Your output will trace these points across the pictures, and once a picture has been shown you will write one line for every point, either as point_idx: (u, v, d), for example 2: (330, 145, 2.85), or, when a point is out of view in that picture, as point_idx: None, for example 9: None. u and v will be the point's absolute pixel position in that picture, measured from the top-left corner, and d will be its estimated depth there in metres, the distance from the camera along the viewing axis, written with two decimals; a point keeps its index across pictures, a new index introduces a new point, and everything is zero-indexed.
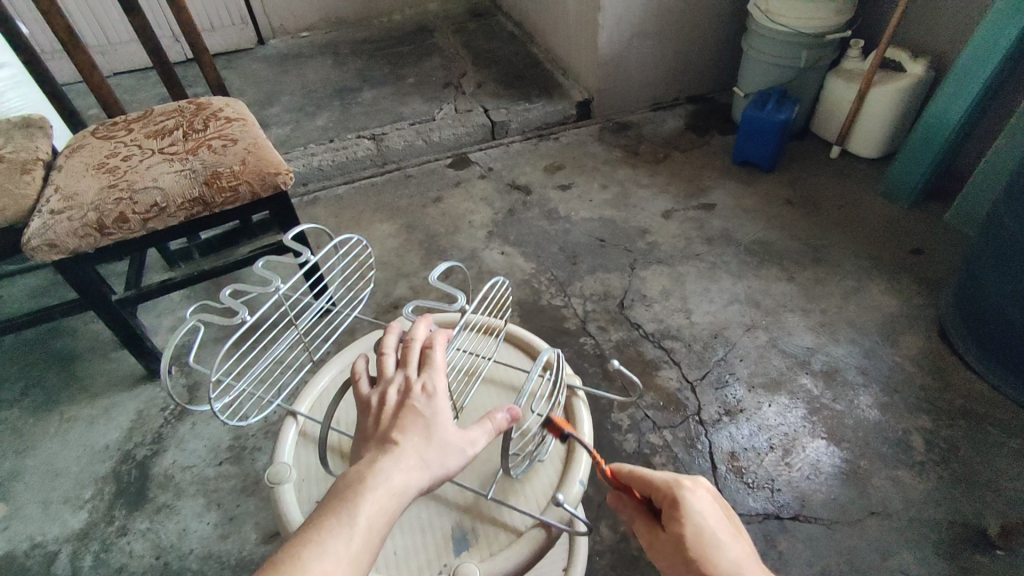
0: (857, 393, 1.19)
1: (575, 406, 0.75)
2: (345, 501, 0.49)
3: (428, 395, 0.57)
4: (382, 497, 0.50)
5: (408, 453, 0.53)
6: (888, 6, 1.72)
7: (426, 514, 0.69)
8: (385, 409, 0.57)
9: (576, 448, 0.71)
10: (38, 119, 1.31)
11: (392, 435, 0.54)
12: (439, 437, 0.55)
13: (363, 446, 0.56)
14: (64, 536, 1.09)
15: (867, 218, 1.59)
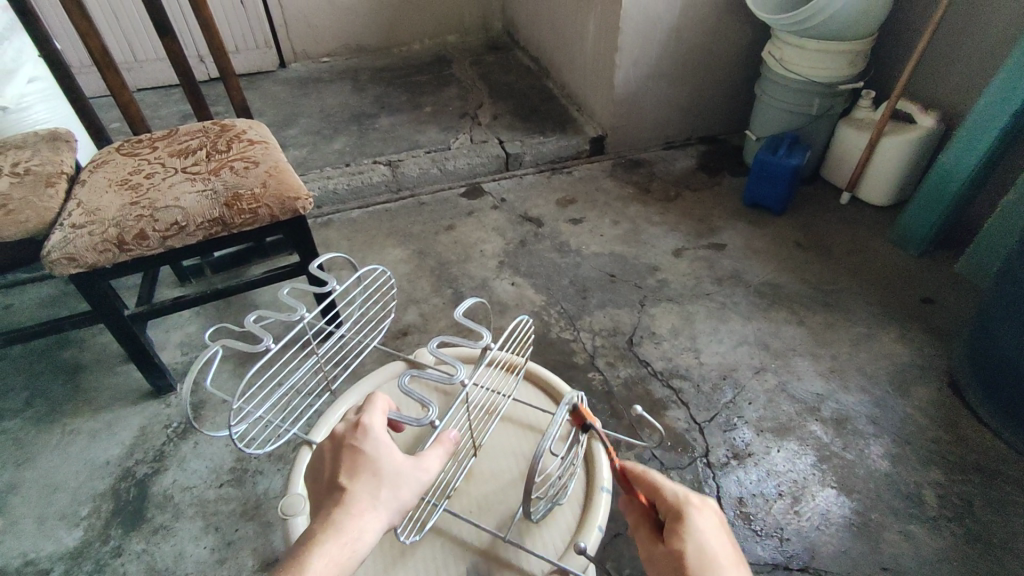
0: (868, 442, 1.18)
1: (594, 448, 0.75)
2: (293, 559, 0.46)
3: (368, 434, 0.55)
4: (334, 547, 0.47)
5: (355, 496, 0.50)
6: (899, 59, 1.76)
7: (441, 555, 0.68)
8: (327, 458, 0.55)
9: (596, 493, 0.71)
10: (64, 133, 1.34)
11: (336, 480, 0.52)
12: (388, 475, 0.52)
13: (314, 501, 0.53)
14: (58, 553, 1.07)
15: (877, 265, 1.60)
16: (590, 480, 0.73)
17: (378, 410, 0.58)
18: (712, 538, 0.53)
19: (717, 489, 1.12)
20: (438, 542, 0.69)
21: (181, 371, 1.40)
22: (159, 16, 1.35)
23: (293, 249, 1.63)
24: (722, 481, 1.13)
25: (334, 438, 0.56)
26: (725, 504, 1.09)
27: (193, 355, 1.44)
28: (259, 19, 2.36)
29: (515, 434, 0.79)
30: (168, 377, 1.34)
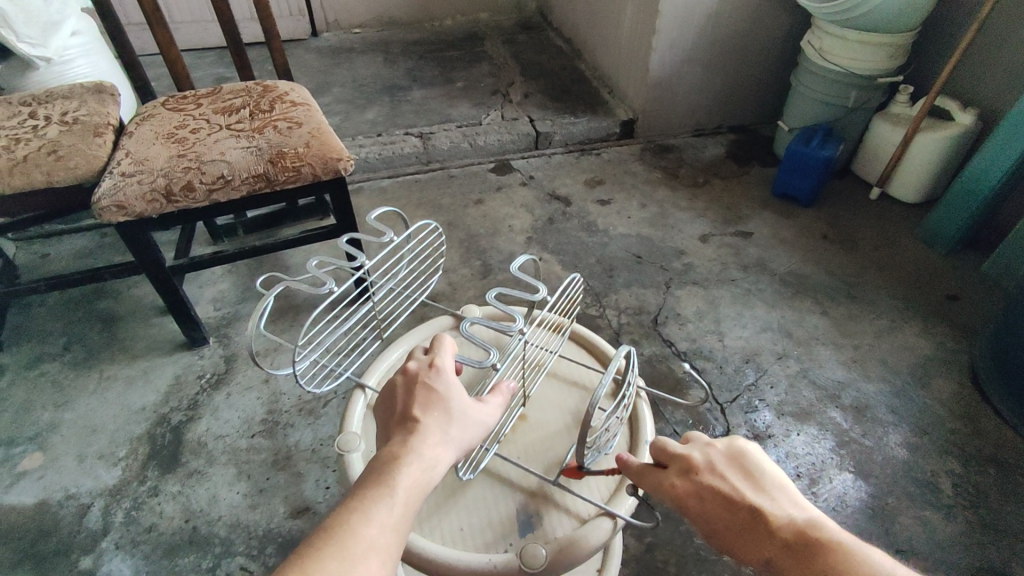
0: (887, 430, 1.20)
1: (639, 406, 0.80)
2: (380, 478, 0.51)
3: (440, 375, 0.60)
4: (414, 471, 0.52)
5: (430, 429, 0.55)
6: (940, 55, 1.75)
7: (491, 495, 0.73)
8: (399, 391, 0.60)
9: (641, 446, 0.76)
10: (109, 86, 1.36)
11: (412, 413, 0.57)
12: (458, 414, 0.58)
13: (386, 430, 0.58)
14: (97, 490, 1.11)
15: (904, 260, 1.60)
16: (634, 437, 0.78)
17: (447, 354, 0.63)
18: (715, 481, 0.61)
19: None
20: (487, 483, 0.74)
21: (214, 326, 1.43)
22: None
23: (325, 213, 1.65)
24: None
25: (406, 374, 0.61)
26: None
27: (226, 311, 1.47)
28: None
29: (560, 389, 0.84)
30: (202, 331, 1.37)
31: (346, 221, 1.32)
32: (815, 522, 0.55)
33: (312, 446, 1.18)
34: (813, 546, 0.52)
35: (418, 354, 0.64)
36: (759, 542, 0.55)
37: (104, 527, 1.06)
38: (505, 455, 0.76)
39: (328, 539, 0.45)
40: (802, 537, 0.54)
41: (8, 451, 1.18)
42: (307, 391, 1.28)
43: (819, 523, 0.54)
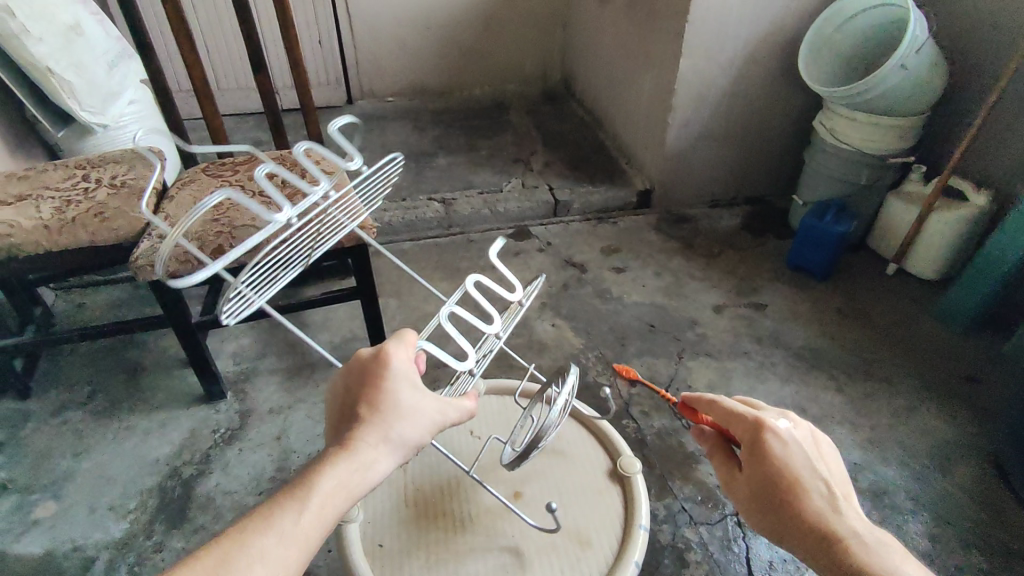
0: (906, 519, 1.16)
1: (634, 485, 0.98)
2: (309, 471, 0.57)
3: (389, 367, 0.64)
4: (340, 471, 0.57)
5: (366, 429, 0.60)
6: (952, 137, 1.79)
7: (504, 560, 0.90)
8: (352, 377, 0.65)
9: (635, 530, 0.92)
10: (157, 152, 1.46)
11: (358, 409, 0.62)
12: (397, 411, 0.62)
13: (335, 423, 0.63)
14: (105, 543, 1.13)
15: (923, 338, 1.58)
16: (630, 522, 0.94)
17: (405, 342, 0.67)
18: (800, 454, 0.67)
19: (747, 549, 1.11)
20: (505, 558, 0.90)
21: (232, 380, 1.47)
22: (255, 54, 1.51)
23: (347, 273, 1.71)
24: (752, 542, 1.12)
25: (360, 360, 0.65)
26: (754, 566, 1.08)
27: (245, 365, 1.51)
28: (334, 59, 2.54)
29: (571, 475, 1.01)
30: (220, 385, 1.41)
31: (365, 284, 1.37)
32: (878, 538, 0.61)
33: None
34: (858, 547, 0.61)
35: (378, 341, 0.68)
36: (818, 523, 0.63)
37: None
38: (520, 535, 0.92)
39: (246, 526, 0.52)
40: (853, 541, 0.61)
41: (24, 497, 1.21)
42: (317, 450, 1.29)
43: (882, 540, 0.62)
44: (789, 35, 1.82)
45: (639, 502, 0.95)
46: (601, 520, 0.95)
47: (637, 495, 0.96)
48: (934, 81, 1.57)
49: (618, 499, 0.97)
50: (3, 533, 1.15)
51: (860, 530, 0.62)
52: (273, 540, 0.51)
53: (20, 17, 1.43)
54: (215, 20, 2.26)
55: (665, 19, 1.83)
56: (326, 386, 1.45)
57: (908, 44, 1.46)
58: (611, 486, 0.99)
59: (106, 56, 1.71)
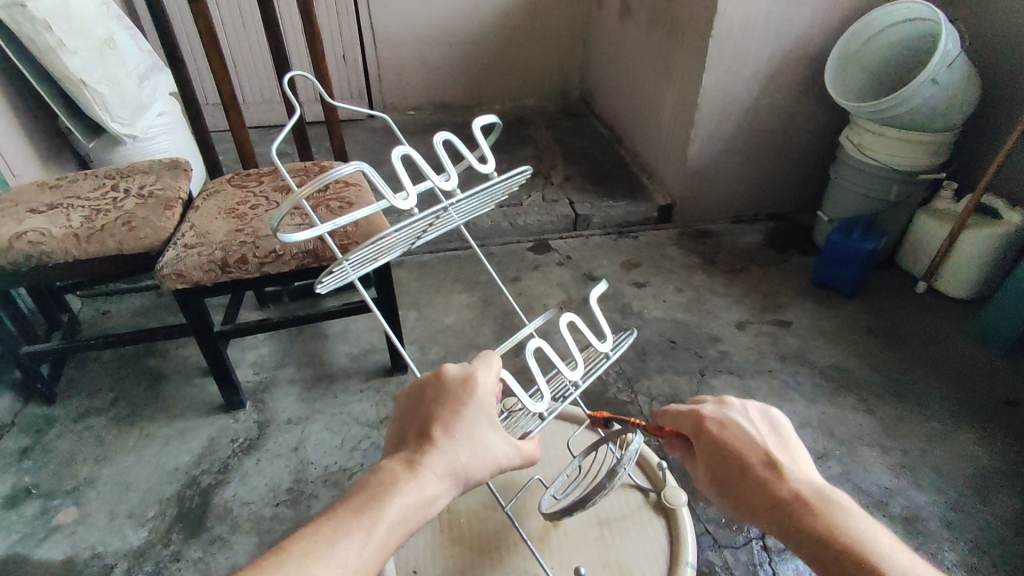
0: (942, 548, 1.11)
1: (679, 517, 0.95)
2: (376, 491, 0.54)
3: (474, 396, 0.62)
4: (409, 499, 0.55)
5: (438, 455, 0.58)
6: (984, 154, 1.75)
7: None
8: (429, 393, 0.63)
9: (682, 566, 0.89)
10: (184, 163, 1.48)
11: (432, 430, 0.60)
12: (474, 442, 0.61)
13: (402, 437, 0.62)
14: (123, 551, 1.13)
15: (955, 360, 1.54)
16: (674, 557, 0.91)
17: (491, 371, 0.65)
18: (741, 430, 0.69)
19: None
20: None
21: (252, 390, 1.47)
22: (281, 68, 1.54)
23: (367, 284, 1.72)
24: (779, 568, 1.08)
25: (441, 377, 0.63)
26: None
27: (265, 375, 1.52)
28: (357, 73, 2.58)
29: (614, 507, 0.99)
30: (240, 394, 1.41)
31: (386, 295, 1.37)
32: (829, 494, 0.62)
33: None
34: (813, 505, 0.60)
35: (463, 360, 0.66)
36: (773, 490, 0.63)
37: None
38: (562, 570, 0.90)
39: (306, 544, 0.49)
40: (807, 501, 0.61)
41: (46, 503, 1.22)
42: (334, 461, 1.29)
43: (836, 496, 0.62)
44: (815, 50, 1.80)
45: (686, 539, 0.93)
46: (644, 554, 0.92)
47: (683, 531, 0.93)
48: (965, 97, 1.54)
49: (661, 533, 0.95)
50: (25, 538, 1.15)
51: (815, 488, 0.62)
52: (330, 564, 0.48)
53: (57, 31, 1.47)
54: (243, 34, 2.31)
55: (688, 34, 1.83)
56: (345, 398, 1.45)
57: (939, 59, 1.43)
58: (654, 518, 0.97)
59: (136, 70, 1.76)
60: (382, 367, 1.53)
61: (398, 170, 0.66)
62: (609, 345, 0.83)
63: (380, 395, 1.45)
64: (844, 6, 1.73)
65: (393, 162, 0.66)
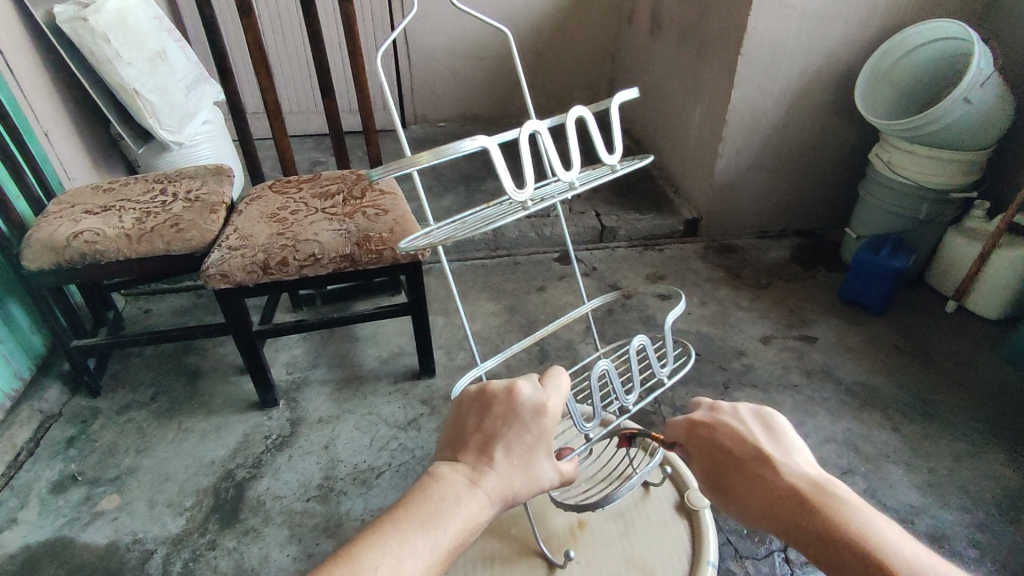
0: (968, 567, 1.10)
1: (702, 517, 0.96)
2: (439, 506, 0.55)
3: (540, 422, 0.64)
4: (468, 519, 0.56)
5: (497, 478, 0.59)
6: (1018, 174, 1.74)
7: None
8: (497, 408, 0.63)
9: (703, 566, 0.90)
10: (227, 169, 1.55)
11: (492, 449, 0.61)
12: (530, 469, 0.62)
13: (459, 445, 0.62)
14: (162, 538, 1.18)
15: (985, 380, 1.52)
16: (698, 557, 0.92)
17: (561, 396, 0.66)
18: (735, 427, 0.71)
19: None
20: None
21: (284, 388, 1.52)
22: (324, 80, 1.60)
23: (398, 289, 1.76)
24: None
25: (513, 396, 0.63)
26: None
27: (297, 375, 1.57)
28: (390, 85, 2.65)
29: (634, 507, 1.00)
30: (274, 392, 1.46)
31: (416, 299, 1.41)
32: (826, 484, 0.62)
33: (361, 516, 1.21)
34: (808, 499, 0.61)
35: (531, 377, 0.66)
36: (773, 486, 0.63)
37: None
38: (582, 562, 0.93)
39: (374, 556, 0.50)
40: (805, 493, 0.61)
41: (90, 490, 1.28)
42: (363, 460, 1.32)
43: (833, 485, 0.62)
44: (846, 68, 1.81)
45: (708, 539, 0.93)
46: (667, 552, 0.94)
47: (706, 530, 0.95)
48: (1000, 115, 1.53)
49: (684, 533, 0.96)
50: (70, 521, 1.21)
51: (809, 481, 0.63)
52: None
53: (114, 43, 1.56)
54: (283, 46, 2.40)
55: (717, 51, 1.85)
56: (373, 398, 1.49)
57: (971, 78, 1.43)
58: (677, 518, 0.98)
59: (185, 80, 1.84)
60: (409, 370, 1.57)
61: (523, 158, 0.69)
62: (671, 373, 0.88)
63: (408, 397, 1.49)
64: (875, 24, 1.74)
65: (523, 146, 0.68)
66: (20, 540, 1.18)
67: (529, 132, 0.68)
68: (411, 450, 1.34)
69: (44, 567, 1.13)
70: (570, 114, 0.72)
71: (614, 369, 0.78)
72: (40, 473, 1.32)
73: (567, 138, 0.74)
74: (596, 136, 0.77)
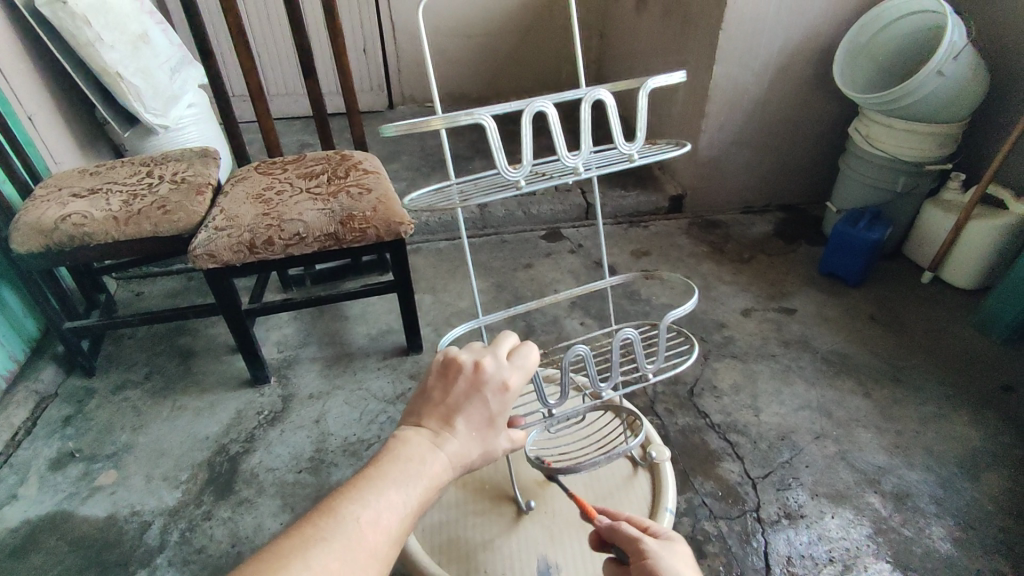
0: (930, 522, 1.15)
1: (662, 470, 1.01)
2: (408, 466, 0.50)
3: (497, 396, 0.57)
4: (432, 482, 0.51)
5: (457, 446, 0.54)
6: (993, 146, 1.77)
7: (538, 535, 0.96)
8: (461, 381, 0.57)
9: (661, 511, 0.95)
10: (214, 151, 1.57)
11: (453, 419, 0.55)
12: (487, 441, 0.56)
13: (422, 410, 0.56)
14: (159, 509, 1.22)
15: (957, 348, 1.56)
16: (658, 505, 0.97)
17: (528, 371, 0.59)
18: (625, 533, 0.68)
19: (766, 544, 1.13)
20: (535, 531, 0.97)
21: (276, 366, 1.56)
22: (305, 61, 1.61)
23: (385, 269, 1.79)
24: (770, 537, 1.14)
25: (478, 370, 0.57)
26: (771, 560, 1.10)
27: (288, 353, 1.60)
28: (377, 65, 2.65)
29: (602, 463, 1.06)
30: (265, 370, 1.50)
31: (401, 277, 1.44)
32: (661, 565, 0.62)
33: None
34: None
35: (497, 351, 0.59)
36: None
37: (160, 545, 1.16)
38: (552, 515, 0.99)
39: (355, 507, 0.46)
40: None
41: (88, 466, 1.32)
42: (352, 433, 1.37)
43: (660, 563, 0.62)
44: (826, 42, 1.82)
45: (667, 488, 0.98)
46: (630, 502, 0.99)
47: (665, 479, 0.99)
48: (973, 88, 1.56)
49: (647, 486, 1.01)
50: (69, 496, 1.25)
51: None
52: (378, 531, 0.46)
53: (95, 26, 1.56)
54: (267, 27, 2.39)
55: (699, 27, 1.86)
56: (361, 374, 1.53)
57: (944, 50, 1.45)
58: (639, 471, 1.04)
59: (168, 63, 1.85)
60: (398, 347, 1.60)
61: (522, 140, 0.68)
62: (656, 370, 0.81)
63: (396, 372, 1.53)
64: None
65: (522, 125, 0.67)
66: (22, 515, 1.22)
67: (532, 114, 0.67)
68: (399, 423, 1.38)
69: (46, 538, 1.17)
70: (586, 97, 0.70)
71: (590, 356, 0.72)
72: (39, 451, 1.36)
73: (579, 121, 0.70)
74: (615, 126, 0.73)
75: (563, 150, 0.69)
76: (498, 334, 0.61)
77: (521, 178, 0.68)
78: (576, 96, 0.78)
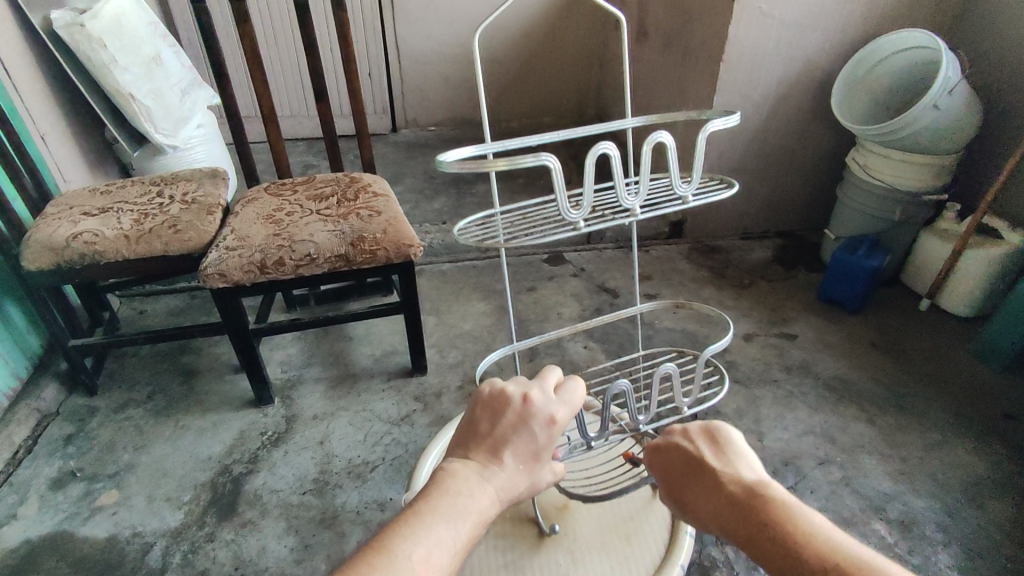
0: (936, 550, 1.16)
1: None
2: (456, 501, 0.51)
3: (545, 429, 0.58)
4: (481, 516, 0.51)
5: (505, 480, 0.54)
6: (987, 178, 1.82)
7: (560, 560, 0.96)
8: (509, 414, 0.57)
9: (682, 535, 0.96)
10: (222, 171, 1.58)
11: (503, 452, 0.56)
12: (534, 473, 0.57)
13: (469, 442, 0.56)
14: (161, 531, 1.20)
15: (956, 375, 1.58)
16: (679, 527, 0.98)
17: (574, 407, 0.61)
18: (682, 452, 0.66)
19: None
20: (558, 554, 0.97)
21: (280, 387, 1.56)
22: (318, 85, 1.64)
23: (389, 290, 1.81)
24: None
25: (527, 404, 0.58)
26: None
27: (292, 373, 1.60)
28: (382, 89, 2.69)
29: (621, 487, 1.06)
30: (270, 390, 1.49)
31: (408, 299, 1.46)
32: (770, 485, 0.57)
33: (357, 508, 1.25)
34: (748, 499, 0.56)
35: (543, 385, 0.61)
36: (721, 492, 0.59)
37: (162, 567, 1.14)
38: (572, 540, 0.99)
39: (406, 545, 0.46)
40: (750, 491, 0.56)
41: (89, 486, 1.30)
42: (357, 454, 1.36)
43: (775, 486, 0.57)
44: (824, 74, 1.88)
45: None
46: (650, 528, 0.99)
47: None
48: (967, 121, 1.60)
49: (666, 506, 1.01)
50: (70, 517, 1.24)
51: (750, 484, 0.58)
52: (429, 567, 0.46)
53: (110, 48, 1.59)
54: (276, 52, 2.44)
55: (700, 57, 1.91)
56: (364, 395, 1.53)
57: (940, 85, 1.49)
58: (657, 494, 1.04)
59: (179, 84, 1.87)
60: (402, 369, 1.60)
61: (584, 180, 0.69)
62: (691, 402, 0.81)
63: (401, 394, 1.52)
64: (851, 35, 1.80)
65: (586, 166, 0.68)
66: (21, 535, 1.20)
67: (596, 158, 0.68)
68: (405, 444, 1.38)
69: (45, 560, 1.15)
70: (649, 139, 0.70)
71: (631, 392, 0.72)
72: (39, 470, 1.34)
73: (639, 160, 0.71)
74: (675, 163, 0.74)
75: (621, 186, 0.71)
76: (543, 369, 0.63)
77: (580, 218, 0.70)
78: (619, 128, 0.88)
